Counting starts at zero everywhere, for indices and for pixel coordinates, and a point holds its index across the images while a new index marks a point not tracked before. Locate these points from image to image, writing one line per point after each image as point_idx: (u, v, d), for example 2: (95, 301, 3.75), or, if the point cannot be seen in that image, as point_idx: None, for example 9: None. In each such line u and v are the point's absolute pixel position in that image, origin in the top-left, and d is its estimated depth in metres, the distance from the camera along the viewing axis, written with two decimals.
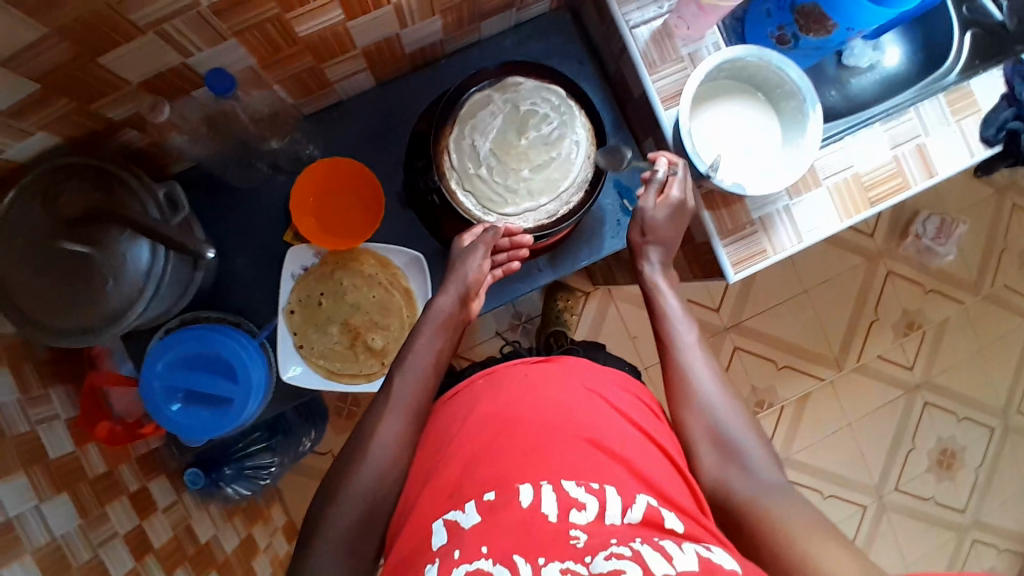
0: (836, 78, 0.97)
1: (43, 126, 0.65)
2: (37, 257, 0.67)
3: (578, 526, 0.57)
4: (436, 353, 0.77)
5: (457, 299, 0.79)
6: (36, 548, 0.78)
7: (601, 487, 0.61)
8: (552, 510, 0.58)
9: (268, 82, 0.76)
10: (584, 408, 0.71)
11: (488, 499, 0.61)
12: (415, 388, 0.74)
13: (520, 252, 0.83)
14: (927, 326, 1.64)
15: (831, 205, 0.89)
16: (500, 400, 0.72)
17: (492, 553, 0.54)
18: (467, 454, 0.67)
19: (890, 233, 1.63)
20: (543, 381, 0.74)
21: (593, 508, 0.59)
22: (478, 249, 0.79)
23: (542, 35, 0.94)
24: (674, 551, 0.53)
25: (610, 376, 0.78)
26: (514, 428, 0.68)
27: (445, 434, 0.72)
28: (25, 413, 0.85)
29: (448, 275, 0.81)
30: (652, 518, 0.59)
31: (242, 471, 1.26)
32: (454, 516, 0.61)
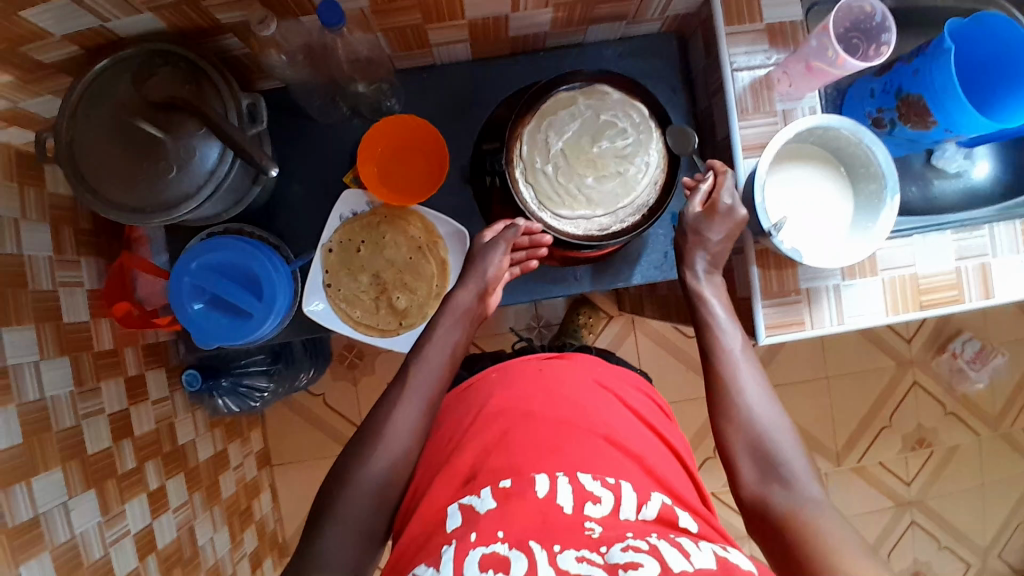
0: (920, 175, 0.95)
1: (152, 8, 0.67)
2: (115, 128, 0.69)
3: (593, 518, 0.62)
4: (454, 345, 0.80)
5: (477, 295, 0.82)
6: (24, 402, 0.81)
7: (616, 482, 0.66)
8: (567, 502, 0.63)
9: (374, 28, 0.76)
10: (597, 407, 0.75)
11: (503, 486, 0.65)
12: (431, 379, 0.76)
13: (540, 251, 0.86)
14: (936, 447, 1.60)
15: (882, 298, 0.87)
16: (514, 386, 0.76)
17: (507, 538, 0.59)
18: (484, 441, 0.71)
19: (927, 345, 1.59)
20: (555, 376, 0.78)
21: (608, 502, 0.64)
22: (498, 246, 0.82)
23: (643, 54, 0.94)
24: (691, 548, 0.57)
25: (622, 376, 0.83)
26: (530, 420, 0.72)
27: (461, 424, 0.75)
28: (52, 272, 0.90)
29: (467, 268, 0.83)
30: (664, 515, 0.64)
31: (236, 387, 1.24)
32: (470, 502, 0.65)
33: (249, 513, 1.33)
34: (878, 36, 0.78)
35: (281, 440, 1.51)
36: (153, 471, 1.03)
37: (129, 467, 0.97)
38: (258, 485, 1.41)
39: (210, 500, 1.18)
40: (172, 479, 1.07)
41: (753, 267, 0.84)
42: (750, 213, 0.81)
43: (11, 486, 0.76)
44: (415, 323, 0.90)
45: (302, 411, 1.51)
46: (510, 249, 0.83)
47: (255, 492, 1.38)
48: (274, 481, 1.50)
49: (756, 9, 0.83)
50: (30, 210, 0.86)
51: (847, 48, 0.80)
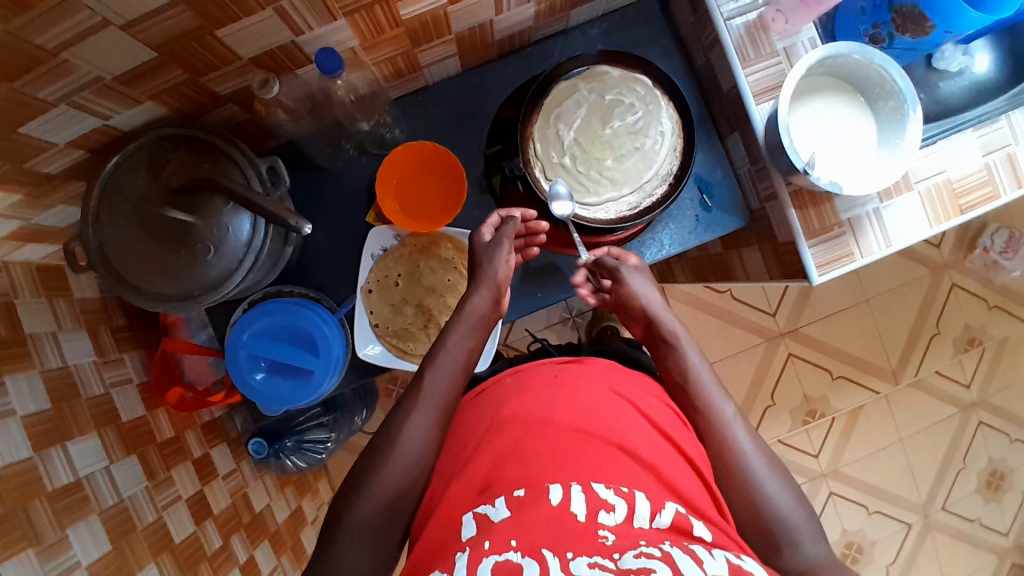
0: (923, 81, 0.93)
1: (151, 95, 0.66)
2: (139, 222, 0.69)
3: (607, 527, 0.58)
4: (467, 351, 0.78)
5: (491, 301, 0.81)
6: (105, 508, 0.81)
7: (630, 491, 0.63)
8: (581, 509, 0.60)
9: (366, 63, 0.76)
10: (613, 415, 0.72)
11: (518, 495, 0.62)
12: (444, 386, 0.75)
13: (537, 238, 0.86)
14: (987, 343, 1.59)
15: (922, 211, 0.87)
16: (527, 399, 0.74)
17: (521, 546, 0.56)
18: (498, 449, 0.69)
19: (956, 246, 1.58)
20: (570, 384, 0.75)
21: (622, 510, 0.60)
22: (502, 244, 0.81)
23: (629, 25, 0.93)
24: (704, 555, 0.54)
25: (639, 383, 0.79)
26: (543, 427, 0.70)
27: (472, 435, 0.74)
28: (99, 375, 0.90)
29: (476, 273, 0.82)
30: (679, 524, 0.60)
31: (300, 444, 1.26)
32: (485, 511, 0.62)
33: None
34: None
35: None
36: (239, 545, 1.03)
37: (216, 546, 0.98)
38: None
39: (297, 560, 1.18)
40: (259, 547, 1.08)
41: (791, 210, 0.83)
42: (778, 157, 0.80)
43: None
44: None
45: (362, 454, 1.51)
46: (513, 243, 0.82)
47: None
48: None
49: None
50: (65, 319, 0.86)
51: None
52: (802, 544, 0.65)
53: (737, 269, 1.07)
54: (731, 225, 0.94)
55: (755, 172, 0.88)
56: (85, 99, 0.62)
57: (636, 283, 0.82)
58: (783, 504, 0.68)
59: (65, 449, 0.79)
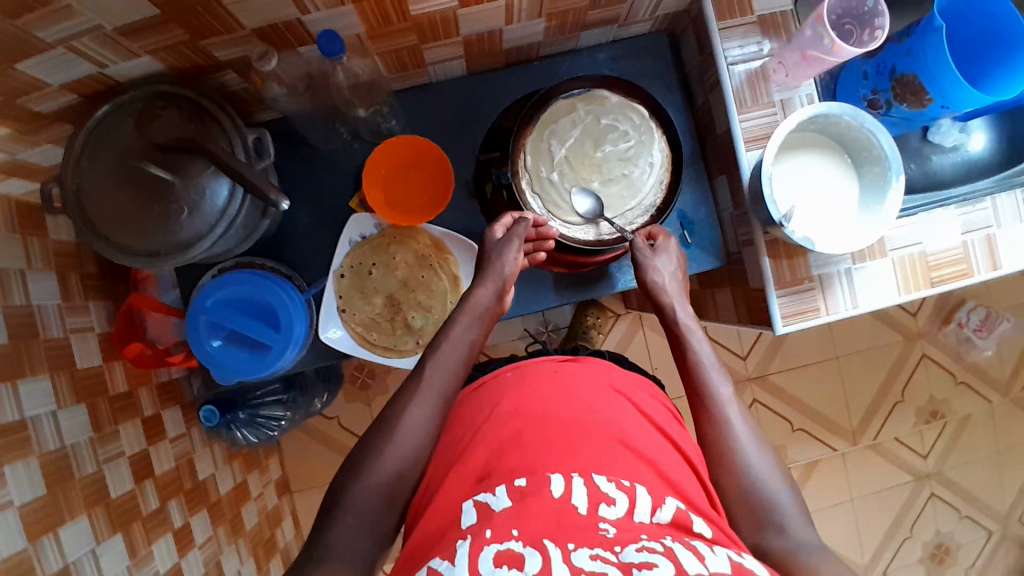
0: (917, 152, 0.95)
1: (149, 51, 0.66)
2: (120, 173, 0.69)
3: (607, 519, 0.61)
4: (470, 343, 0.78)
5: (496, 294, 0.80)
6: (44, 452, 0.80)
7: (631, 485, 0.65)
8: (582, 502, 0.62)
9: (371, 52, 0.76)
10: (613, 409, 0.75)
11: (518, 485, 0.64)
12: (447, 378, 0.76)
13: (547, 242, 0.84)
14: (950, 417, 1.61)
15: (893, 278, 0.88)
16: (528, 391, 0.76)
17: (522, 535, 0.58)
18: (497, 440, 0.71)
19: (932, 318, 1.60)
20: (570, 378, 0.78)
21: (623, 504, 0.63)
22: (513, 241, 0.80)
23: (637, 54, 0.94)
24: (705, 551, 0.55)
25: (636, 382, 0.84)
26: (545, 420, 0.72)
27: (471, 425, 0.76)
28: (61, 319, 0.89)
29: (483, 268, 0.82)
30: (679, 520, 0.62)
31: (254, 418, 1.25)
32: (485, 499, 0.64)
33: (273, 542, 1.33)
34: (871, 21, 0.78)
35: (299, 466, 1.50)
36: (177, 509, 1.02)
37: (153, 507, 0.97)
38: (280, 512, 1.41)
39: (234, 533, 1.17)
40: (196, 515, 1.07)
41: (765, 258, 0.85)
42: (758, 206, 0.82)
43: (39, 538, 0.76)
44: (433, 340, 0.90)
45: (318, 436, 1.50)
46: (523, 242, 0.82)
47: (277, 520, 1.38)
48: (296, 507, 1.49)
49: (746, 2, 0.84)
50: (35, 259, 0.86)
51: (841, 35, 0.80)
52: (789, 529, 0.66)
53: (709, 308, 1.08)
54: (706, 263, 0.95)
55: (737, 216, 0.89)
56: (83, 44, 0.62)
57: (652, 261, 0.82)
58: (775, 492, 0.68)
59: (15, 387, 0.78)
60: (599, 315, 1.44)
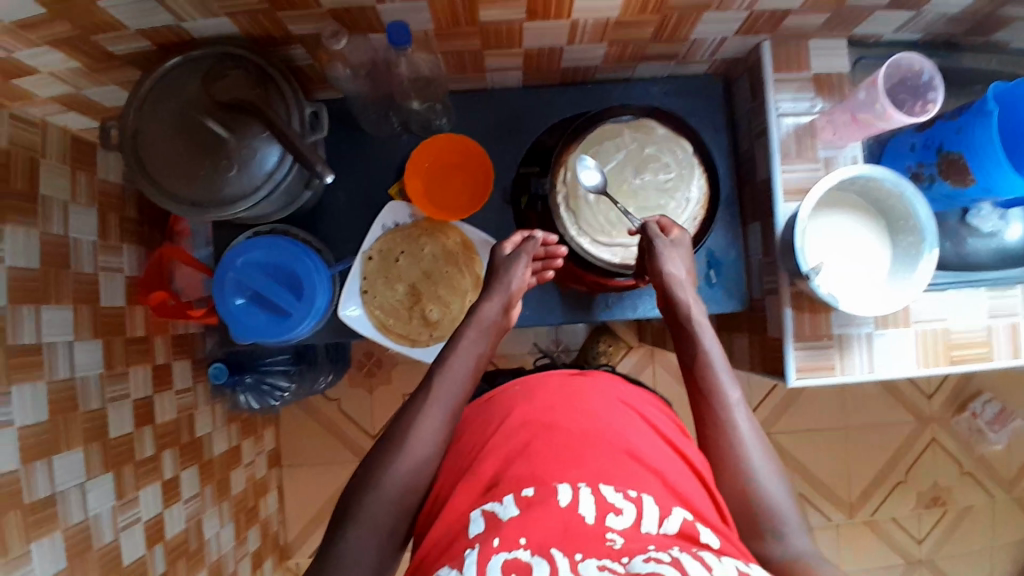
0: (953, 232, 0.93)
1: (229, 13, 0.69)
2: (182, 124, 0.72)
3: (614, 530, 0.60)
4: (477, 356, 0.80)
5: (502, 308, 0.83)
6: (54, 380, 0.83)
7: (638, 495, 0.64)
8: (590, 513, 0.61)
9: (435, 49, 0.79)
10: (619, 421, 0.74)
11: (525, 494, 0.64)
12: (455, 390, 0.77)
13: (555, 261, 0.87)
14: (951, 506, 1.57)
15: (914, 349, 0.87)
16: (535, 401, 0.76)
17: (530, 544, 0.58)
18: (507, 450, 0.71)
19: (947, 403, 1.57)
20: (578, 391, 0.78)
21: (630, 514, 0.62)
22: (521, 257, 0.83)
23: (690, 93, 0.96)
24: (712, 561, 0.55)
25: (645, 398, 0.82)
26: (552, 429, 0.71)
27: (477, 437, 0.75)
28: (94, 257, 0.92)
29: (491, 282, 0.84)
30: (686, 531, 0.62)
31: (259, 383, 1.24)
32: (493, 508, 0.64)
33: (255, 511, 1.34)
34: (924, 95, 0.79)
35: (293, 441, 1.51)
36: (169, 461, 1.04)
37: (147, 454, 0.99)
38: (266, 484, 1.42)
39: (219, 494, 1.19)
40: (186, 470, 1.09)
41: (787, 308, 0.85)
42: (788, 256, 0.82)
43: (32, 462, 0.78)
44: (445, 334, 0.92)
45: (316, 415, 1.52)
46: (531, 259, 0.85)
47: (263, 490, 1.39)
48: (282, 480, 1.50)
49: (804, 59, 0.86)
50: (80, 195, 0.89)
51: (893, 103, 0.81)
52: (783, 532, 0.68)
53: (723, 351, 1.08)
54: (726, 306, 0.95)
55: (764, 264, 0.90)
56: None
57: (671, 253, 0.81)
58: (773, 494, 0.70)
59: (38, 312, 0.81)
60: (611, 343, 1.44)
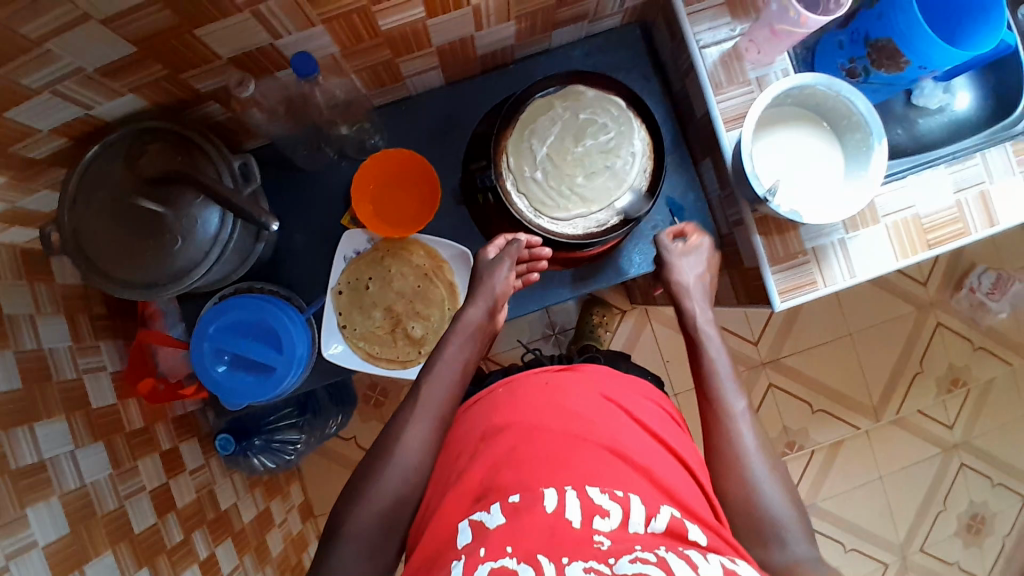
0: (903, 116, 0.95)
1: (133, 89, 0.68)
2: (113, 210, 0.71)
3: (602, 531, 0.60)
4: (462, 364, 0.80)
5: (487, 311, 0.83)
6: (66, 491, 0.82)
7: (625, 495, 0.65)
8: (576, 516, 0.61)
9: (346, 70, 0.78)
10: (605, 417, 0.76)
11: (513, 501, 0.64)
12: (443, 396, 0.77)
13: (540, 263, 0.87)
14: (972, 384, 1.58)
15: (889, 243, 0.87)
16: (521, 405, 0.77)
17: (516, 552, 0.56)
18: (495, 458, 0.71)
19: (943, 284, 1.58)
20: (563, 391, 0.79)
21: (617, 515, 0.62)
22: (504, 261, 0.84)
23: (611, 48, 0.96)
24: (699, 560, 0.55)
25: (631, 387, 0.84)
26: (541, 434, 0.72)
27: (466, 445, 0.77)
28: (73, 361, 0.91)
29: (475, 288, 0.85)
30: (674, 528, 0.62)
31: (269, 444, 1.26)
32: (480, 518, 0.64)
33: (301, 567, 1.34)
34: None
35: (321, 490, 1.51)
36: (201, 540, 1.03)
37: (177, 540, 0.98)
38: (305, 538, 1.42)
39: (260, 560, 1.18)
40: (221, 545, 1.08)
41: (756, 235, 0.85)
42: (743, 183, 0.81)
43: None
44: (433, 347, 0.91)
45: (337, 458, 1.51)
46: (516, 262, 0.85)
47: (303, 545, 1.39)
48: (320, 530, 1.50)
49: None
50: (43, 303, 0.88)
51: (808, 7, 0.81)
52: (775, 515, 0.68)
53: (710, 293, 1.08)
54: None
55: (724, 197, 0.90)
56: (67, 87, 0.63)
57: (682, 261, 0.86)
58: (773, 501, 0.69)
59: (31, 430, 0.80)
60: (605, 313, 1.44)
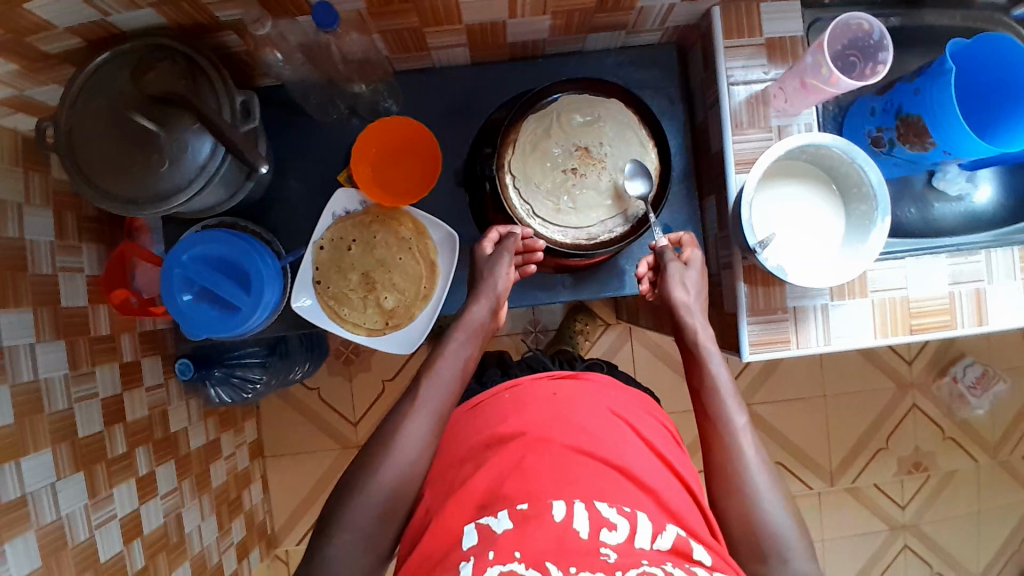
0: (920, 197, 0.92)
1: (151, 3, 0.67)
2: (109, 120, 0.71)
3: (609, 544, 0.63)
4: (465, 362, 0.78)
5: (490, 311, 0.80)
6: (16, 383, 0.83)
7: (632, 511, 0.67)
8: (584, 527, 0.64)
9: (370, 30, 0.77)
10: (612, 435, 0.76)
11: (521, 509, 0.66)
12: (442, 396, 0.74)
13: (535, 254, 0.84)
14: (933, 472, 1.58)
15: (871, 319, 0.86)
16: (527, 414, 0.78)
17: (524, 558, 0.61)
18: (500, 465, 0.72)
19: (928, 369, 1.57)
20: (570, 402, 0.79)
21: (623, 529, 0.65)
22: (503, 256, 0.81)
23: (644, 63, 0.94)
24: None
25: (634, 400, 0.84)
26: (547, 446, 0.73)
27: (469, 448, 0.77)
28: (52, 256, 0.91)
29: (476, 285, 0.82)
30: (680, 547, 0.65)
31: (228, 377, 1.22)
32: (487, 522, 0.67)
33: (238, 503, 1.36)
34: (874, 56, 0.77)
35: (275, 431, 1.52)
36: (143, 456, 1.05)
37: (119, 452, 0.99)
38: (249, 475, 1.44)
39: (199, 487, 1.20)
40: (162, 465, 1.09)
41: (740, 283, 0.84)
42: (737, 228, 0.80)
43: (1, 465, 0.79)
44: (402, 322, 0.91)
45: (297, 404, 1.52)
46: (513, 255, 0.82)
47: (245, 482, 1.41)
48: (266, 471, 1.51)
49: (754, 24, 0.83)
50: (32, 195, 0.88)
51: (845, 66, 0.79)
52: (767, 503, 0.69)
53: None
54: None
55: (719, 238, 0.89)
56: None
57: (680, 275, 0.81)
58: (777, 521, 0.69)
59: None
60: (588, 322, 1.44)
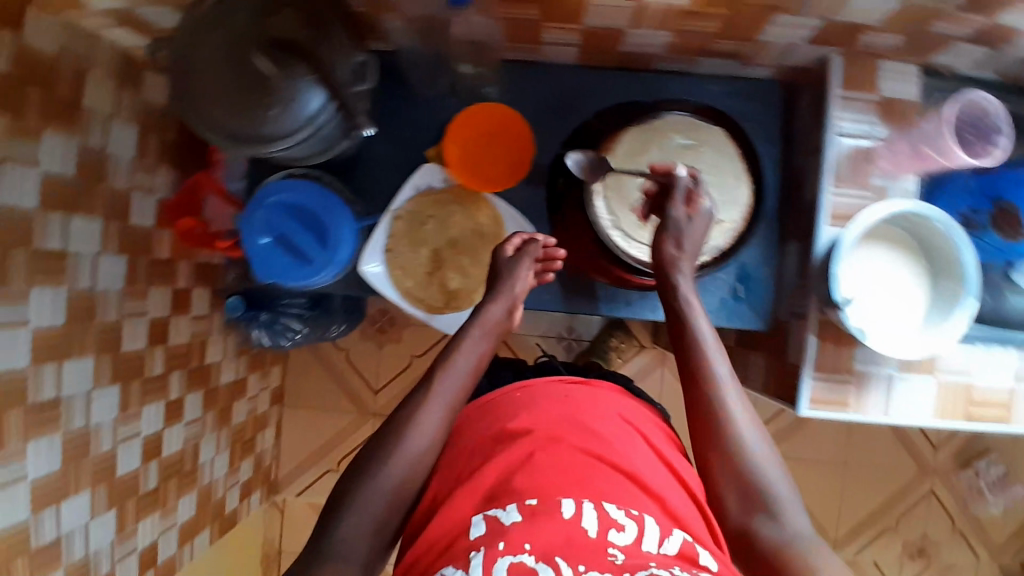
0: (996, 287, 0.87)
1: None
2: (231, 55, 0.72)
3: (616, 545, 0.62)
4: (479, 356, 0.79)
5: (507, 310, 0.82)
6: (75, 287, 0.82)
7: (640, 514, 0.65)
8: (593, 526, 0.63)
9: (493, 11, 0.75)
10: (620, 441, 0.74)
11: (530, 503, 0.65)
12: (455, 388, 0.76)
13: (553, 262, 0.87)
14: (937, 562, 1.54)
15: (931, 399, 0.84)
16: (537, 411, 0.76)
17: (534, 550, 0.60)
18: (506, 458, 0.70)
19: (952, 459, 1.53)
20: (580, 403, 0.78)
21: (632, 531, 0.63)
22: (524, 259, 0.83)
23: (748, 97, 0.93)
24: None
25: (640, 411, 0.83)
26: (555, 443, 0.71)
27: (477, 441, 0.76)
28: (131, 171, 0.92)
29: (495, 285, 0.84)
30: (686, 552, 0.64)
31: (272, 323, 1.22)
32: (495, 514, 0.65)
33: (251, 445, 1.37)
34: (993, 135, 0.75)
35: (297, 383, 1.54)
36: (177, 381, 1.06)
37: (156, 373, 1.01)
38: (265, 420, 1.45)
39: (219, 422, 1.21)
40: (191, 394, 1.11)
41: (811, 335, 0.82)
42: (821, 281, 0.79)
43: (41, 364, 0.77)
44: (463, 306, 0.91)
45: (323, 361, 1.54)
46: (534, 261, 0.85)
47: (260, 425, 1.42)
48: (281, 420, 1.53)
49: (873, 80, 0.82)
50: (124, 109, 0.90)
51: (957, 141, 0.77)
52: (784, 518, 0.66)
53: (739, 367, 1.07)
54: (749, 323, 0.94)
55: (796, 286, 0.87)
56: None
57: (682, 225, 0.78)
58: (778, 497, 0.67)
59: (66, 220, 0.80)
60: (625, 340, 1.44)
